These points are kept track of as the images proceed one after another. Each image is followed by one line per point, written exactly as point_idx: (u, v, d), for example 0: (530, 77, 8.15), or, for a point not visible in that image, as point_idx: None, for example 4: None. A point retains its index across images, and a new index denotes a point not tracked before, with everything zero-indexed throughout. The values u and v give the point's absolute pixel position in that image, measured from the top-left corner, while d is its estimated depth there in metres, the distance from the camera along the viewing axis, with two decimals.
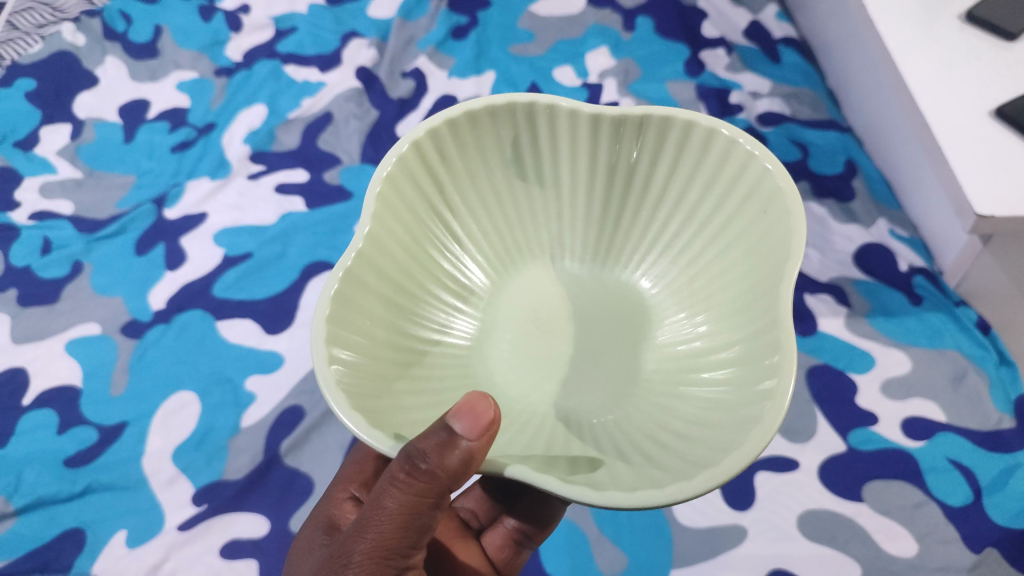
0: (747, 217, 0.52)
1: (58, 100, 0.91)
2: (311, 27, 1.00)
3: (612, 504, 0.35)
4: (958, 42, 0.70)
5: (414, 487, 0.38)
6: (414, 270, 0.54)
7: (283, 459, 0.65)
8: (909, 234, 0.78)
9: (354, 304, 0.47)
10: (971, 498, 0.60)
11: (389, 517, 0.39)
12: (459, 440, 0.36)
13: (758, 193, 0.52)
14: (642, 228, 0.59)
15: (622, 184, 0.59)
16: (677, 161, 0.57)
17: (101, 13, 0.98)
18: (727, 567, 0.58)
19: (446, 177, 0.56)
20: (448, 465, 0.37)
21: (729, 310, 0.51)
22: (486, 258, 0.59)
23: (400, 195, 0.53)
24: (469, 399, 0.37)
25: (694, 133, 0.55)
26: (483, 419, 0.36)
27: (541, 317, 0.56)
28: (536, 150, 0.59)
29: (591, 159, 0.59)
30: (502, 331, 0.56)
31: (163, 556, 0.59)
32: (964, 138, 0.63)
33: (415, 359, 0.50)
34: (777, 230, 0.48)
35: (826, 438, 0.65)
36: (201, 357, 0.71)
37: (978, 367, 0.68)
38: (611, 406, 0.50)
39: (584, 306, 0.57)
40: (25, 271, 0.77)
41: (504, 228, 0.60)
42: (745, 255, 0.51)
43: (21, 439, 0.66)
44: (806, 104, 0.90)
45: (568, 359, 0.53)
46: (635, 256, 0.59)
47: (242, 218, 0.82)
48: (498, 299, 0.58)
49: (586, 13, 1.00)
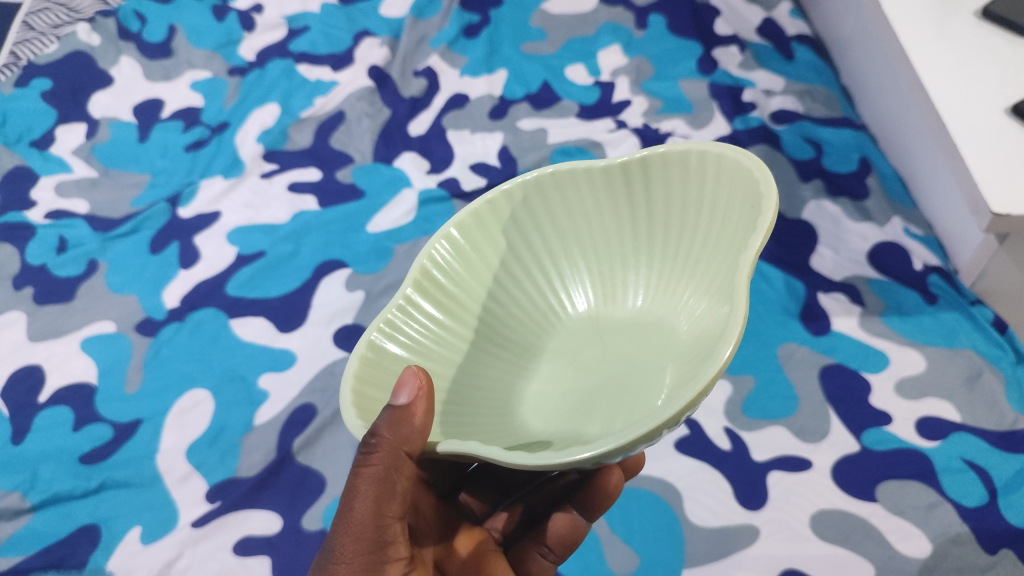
0: (737, 213, 0.46)
1: (74, 100, 0.92)
2: (323, 26, 1.00)
3: (516, 463, 0.33)
4: (975, 39, 0.69)
5: (375, 464, 0.39)
6: (446, 321, 0.50)
7: (296, 457, 0.65)
8: (924, 233, 0.78)
9: (384, 355, 0.46)
10: (987, 499, 0.60)
11: (362, 494, 0.41)
12: (401, 409, 0.38)
13: (746, 190, 0.46)
14: (688, 267, 0.50)
15: (660, 220, 0.53)
16: (709, 194, 0.49)
17: (116, 13, 0.99)
18: (739, 567, 0.58)
19: (488, 244, 0.53)
20: (387, 433, 0.38)
21: (716, 303, 0.44)
22: (539, 321, 0.54)
23: (444, 266, 0.51)
24: (401, 374, 0.39)
25: (714, 161, 0.49)
26: (412, 381, 0.39)
27: (575, 363, 0.50)
28: (582, 210, 0.54)
29: (631, 206, 0.54)
30: (544, 380, 0.50)
31: (176, 553, 0.59)
32: (981, 136, 0.62)
33: (452, 403, 0.46)
34: (753, 218, 0.43)
35: (839, 438, 0.64)
36: (215, 355, 0.71)
37: (994, 366, 0.67)
38: (614, 420, 0.44)
39: (621, 350, 0.50)
40: (40, 269, 0.78)
41: (549, 286, 0.55)
42: (736, 247, 0.45)
43: (37, 436, 0.66)
44: (820, 102, 0.90)
45: (591, 391, 0.47)
46: (681, 290, 0.50)
47: (255, 217, 0.82)
48: (544, 356, 0.52)
49: (598, 11, 1.00)
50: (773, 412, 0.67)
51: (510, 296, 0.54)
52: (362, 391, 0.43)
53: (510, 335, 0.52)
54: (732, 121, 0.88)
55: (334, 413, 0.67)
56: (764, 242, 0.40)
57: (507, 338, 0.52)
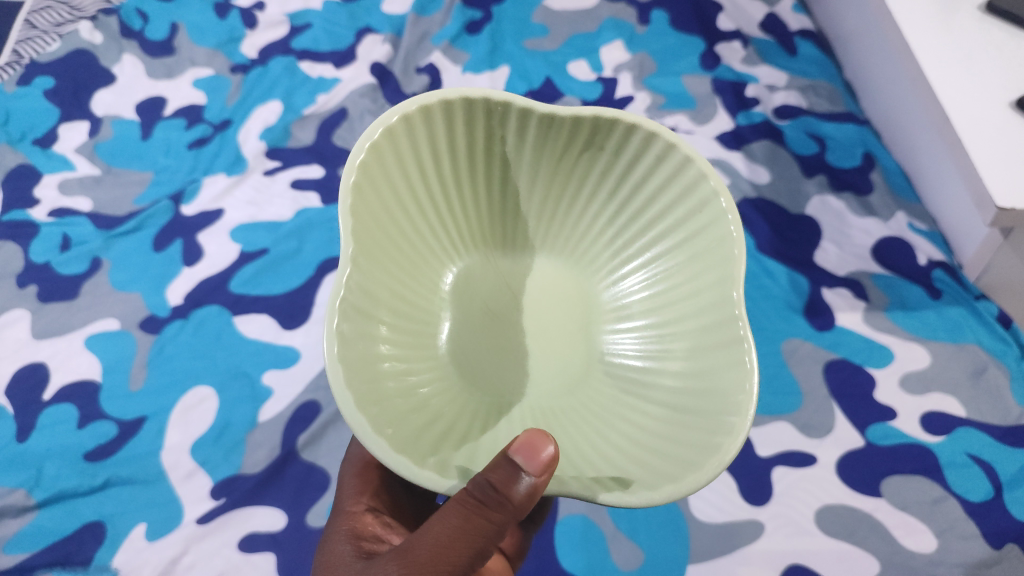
0: (686, 212, 0.53)
1: (76, 98, 0.91)
2: (325, 23, 1.00)
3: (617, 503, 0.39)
4: (978, 34, 0.69)
5: (481, 513, 0.37)
6: (383, 263, 0.48)
7: (300, 454, 0.66)
8: (928, 228, 0.78)
9: (349, 325, 0.42)
10: (992, 494, 0.60)
11: (444, 521, 0.38)
12: (522, 474, 0.36)
13: (691, 196, 0.52)
14: (592, 228, 0.58)
15: (564, 176, 0.57)
16: (634, 172, 0.55)
17: (118, 11, 0.99)
18: (744, 562, 0.58)
19: (399, 169, 0.51)
20: (514, 498, 0.37)
21: (671, 296, 0.52)
22: (438, 256, 0.55)
23: (369, 210, 0.47)
24: (530, 434, 0.37)
25: (653, 147, 0.53)
26: (545, 449, 0.37)
27: (493, 311, 0.54)
28: (483, 146, 0.55)
29: (540, 156, 0.56)
30: (466, 323, 0.53)
31: (182, 549, 0.59)
32: (985, 129, 0.62)
33: (395, 351, 0.47)
34: (717, 231, 0.50)
35: (844, 433, 0.64)
36: (219, 353, 0.71)
37: (998, 361, 0.68)
38: (567, 384, 0.51)
39: (538, 297, 0.56)
40: (44, 267, 0.77)
41: (453, 220, 0.57)
42: (688, 247, 0.52)
43: (42, 434, 0.66)
44: (824, 97, 0.90)
45: (529, 348, 0.53)
46: (584, 249, 0.58)
47: (259, 214, 0.82)
48: (453, 293, 0.55)
49: (600, 7, 1.00)
50: (776, 407, 0.66)
51: (416, 235, 0.54)
52: (343, 360, 0.40)
53: (423, 277, 0.53)
54: (735, 116, 0.88)
55: (338, 410, 0.68)
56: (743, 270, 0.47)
57: (422, 281, 0.53)
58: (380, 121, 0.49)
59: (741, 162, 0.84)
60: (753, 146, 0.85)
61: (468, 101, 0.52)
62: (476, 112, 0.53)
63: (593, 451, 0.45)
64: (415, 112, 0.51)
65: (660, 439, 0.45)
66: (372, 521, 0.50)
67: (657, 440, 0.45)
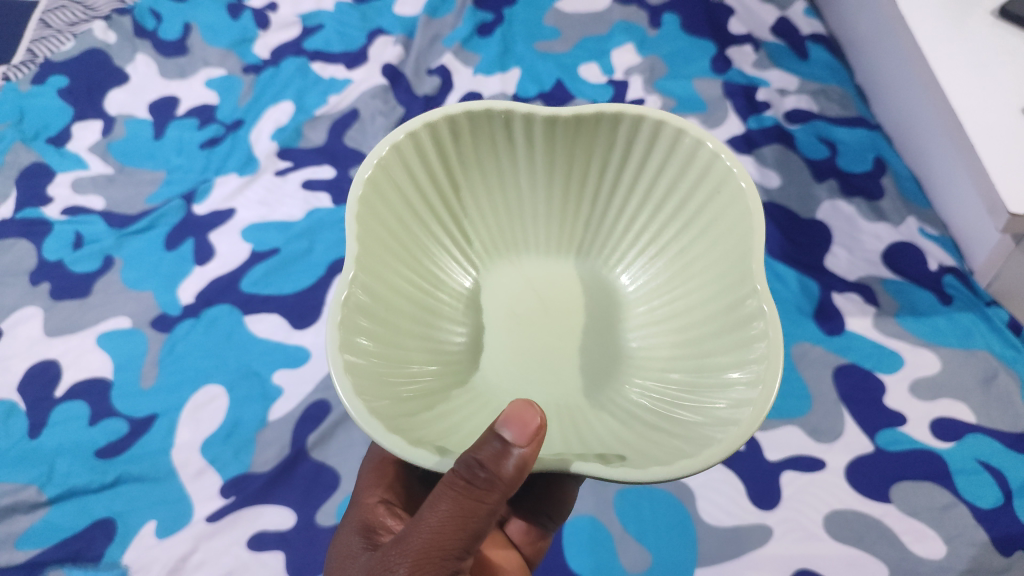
0: (705, 195, 0.53)
1: (90, 97, 0.92)
2: (338, 24, 1.01)
3: (628, 478, 0.38)
4: (991, 39, 0.69)
5: (470, 495, 0.37)
6: (393, 268, 0.49)
7: (310, 452, 0.66)
8: (939, 233, 0.78)
9: (357, 329, 0.43)
10: (1002, 500, 0.60)
11: (433, 508, 0.38)
12: (511, 448, 0.37)
13: (708, 177, 0.53)
14: (610, 220, 0.58)
15: (578, 176, 0.57)
16: (649, 162, 0.56)
17: (132, 12, 0.99)
18: (751, 566, 0.58)
19: (410, 181, 0.52)
20: (504, 475, 0.37)
21: (696, 283, 0.52)
22: (454, 262, 0.56)
23: (378, 215, 0.48)
24: (515, 406, 0.37)
25: (664, 136, 0.54)
26: (527, 418, 0.37)
27: (513, 315, 0.54)
28: (495, 153, 0.56)
29: (550, 158, 0.56)
30: (486, 331, 0.53)
31: (191, 547, 0.60)
32: (997, 135, 0.62)
33: (405, 353, 0.47)
34: (735, 208, 0.50)
35: (853, 438, 0.64)
36: (229, 352, 0.71)
37: (1009, 367, 0.67)
38: (594, 376, 0.51)
39: (560, 296, 0.55)
40: (57, 265, 0.78)
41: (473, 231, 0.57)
42: (710, 231, 0.52)
43: (54, 430, 0.67)
44: (835, 101, 0.90)
45: (551, 344, 0.52)
46: (607, 245, 0.58)
47: (270, 214, 0.82)
48: (476, 302, 0.55)
49: (612, 10, 1.00)
50: (787, 411, 0.66)
51: (431, 244, 0.54)
52: (351, 364, 0.40)
53: (437, 282, 0.54)
54: (746, 120, 0.88)
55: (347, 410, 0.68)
56: (762, 243, 0.47)
57: (436, 286, 0.53)
58: (387, 138, 0.51)
59: (752, 165, 0.84)
60: (764, 150, 0.85)
61: (475, 108, 0.53)
62: (482, 121, 0.54)
63: (617, 439, 0.45)
64: (420, 128, 0.52)
65: (687, 422, 0.44)
66: (384, 512, 0.50)
67: (684, 424, 0.44)
